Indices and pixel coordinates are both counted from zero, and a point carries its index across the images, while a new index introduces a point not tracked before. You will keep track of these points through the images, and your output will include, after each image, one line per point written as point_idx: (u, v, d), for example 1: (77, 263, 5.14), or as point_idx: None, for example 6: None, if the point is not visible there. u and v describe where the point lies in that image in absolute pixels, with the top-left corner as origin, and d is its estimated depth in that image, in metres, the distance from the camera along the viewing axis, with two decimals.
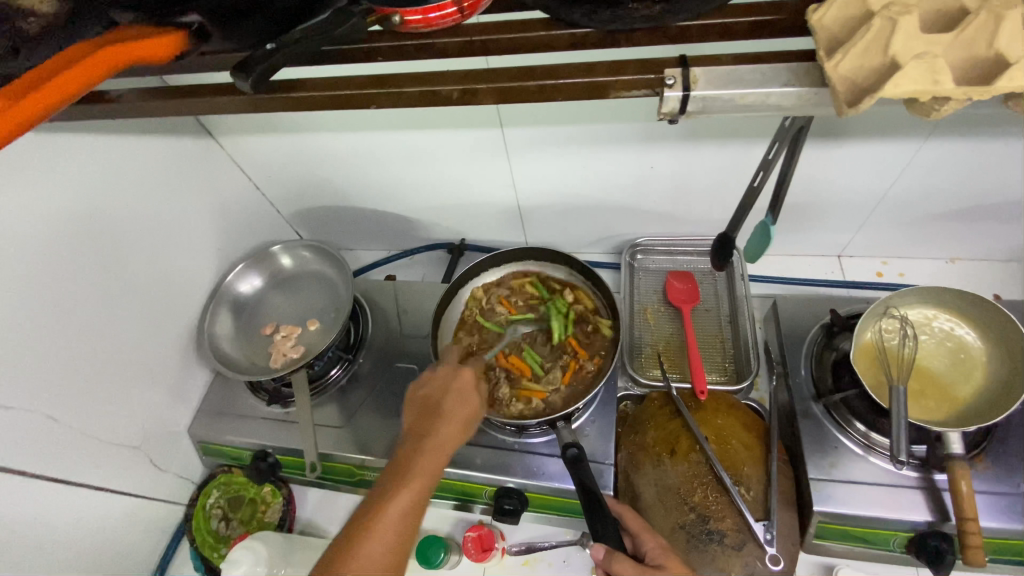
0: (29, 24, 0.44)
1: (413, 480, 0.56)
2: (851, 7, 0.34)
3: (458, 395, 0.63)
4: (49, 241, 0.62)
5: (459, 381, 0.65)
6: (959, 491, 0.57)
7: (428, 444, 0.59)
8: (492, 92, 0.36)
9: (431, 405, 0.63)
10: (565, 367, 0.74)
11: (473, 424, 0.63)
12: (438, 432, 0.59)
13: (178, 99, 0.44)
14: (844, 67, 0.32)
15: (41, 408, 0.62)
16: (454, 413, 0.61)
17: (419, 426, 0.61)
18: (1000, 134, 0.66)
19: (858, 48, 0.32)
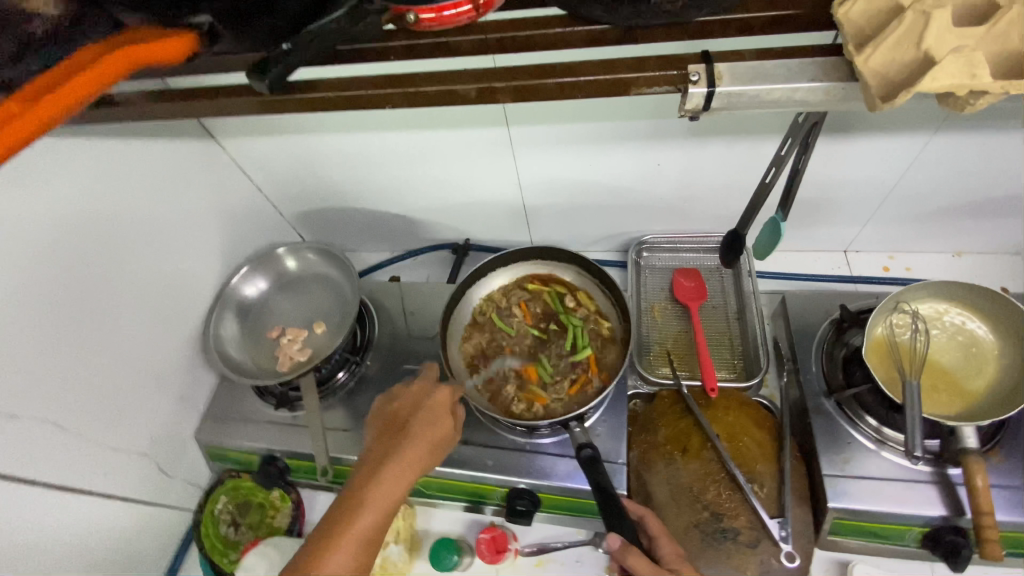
0: (34, 27, 0.43)
1: (373, 503, 0.54)
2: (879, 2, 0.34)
3: (428, 415, 0.62)
4: (54, 247, 0.62)
5: (435, 398, 0.64)
6: (975, 485, 0.57)
7: (392, 462, 0.57)
8: (511, 91, 0.35)
9: (400, 422, 0.62)
10: (573, 379, 0.73)
11: (444, 443, 0.61)
12: (403, 451, 0.58)
13: (188, 101, 0.43)
14: (875, 62, 0.32)
15: (49, 416, 0.61)
16: (424, 431, 0.60)
17: (386, 443, 0.60)
18: (1010, 127, 0.66)
19: (888, 44, 0.32)
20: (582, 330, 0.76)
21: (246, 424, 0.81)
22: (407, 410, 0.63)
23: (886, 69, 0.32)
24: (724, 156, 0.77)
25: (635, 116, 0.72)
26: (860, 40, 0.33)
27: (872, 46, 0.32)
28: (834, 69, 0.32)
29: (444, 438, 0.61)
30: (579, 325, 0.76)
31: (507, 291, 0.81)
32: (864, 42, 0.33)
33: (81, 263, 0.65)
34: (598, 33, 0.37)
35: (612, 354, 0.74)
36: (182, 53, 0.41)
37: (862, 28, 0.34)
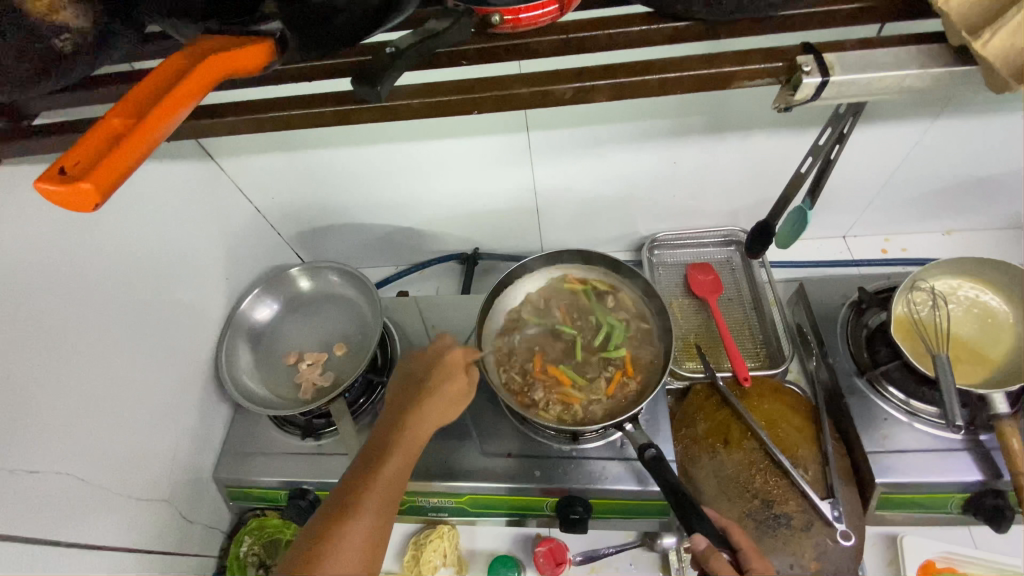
0: (61, 41, 0.39)
1: (396, 455, 0.58)
2: None
3: (446, 371, 0.65)
4: (63, 284, 0.56)
5: (449, 359, 0.66)
6: (1010, 448, 0.60)
7: (412, 416, 0.61)
8: (610, 89, 0.35)
9: (414, 380, 0.65)
10: (609, 378, 0.71)
11: (464, 398, 0.64)
12: (423, 407, 0.61)
13: (240, 113, 0.40)
14: (1003, 46, 0.32)
15: (69, 468, 0.56)
16: (439, 388, 0.63)
17: (407, 400, 0.63)
18: (1000, 110, 0.70)
19: (1010, 27, 0.32)
20: (616, 330, 0.75)
21: (268, 458, 0.76)
22: (427, 368, 0.66)
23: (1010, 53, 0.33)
24: (737, 150, 0.79)
25: (655, 115, 0.73)
26: (971, 26, 0.34)
27: (991, 31, 0.33)
28: (930, 57, 0.34)
29: (461, 393, 0.63)
30: (614, 325, 0.76)
31: (537, 294, 0.79)
32: (975, 29, 0.34)
33: (93, 299, 0.60)
34: (681, 29, 0.37)
35: (650, 356, 0.73)
36: (265, 61, 0.35)
37: (968, 15, 0.34)
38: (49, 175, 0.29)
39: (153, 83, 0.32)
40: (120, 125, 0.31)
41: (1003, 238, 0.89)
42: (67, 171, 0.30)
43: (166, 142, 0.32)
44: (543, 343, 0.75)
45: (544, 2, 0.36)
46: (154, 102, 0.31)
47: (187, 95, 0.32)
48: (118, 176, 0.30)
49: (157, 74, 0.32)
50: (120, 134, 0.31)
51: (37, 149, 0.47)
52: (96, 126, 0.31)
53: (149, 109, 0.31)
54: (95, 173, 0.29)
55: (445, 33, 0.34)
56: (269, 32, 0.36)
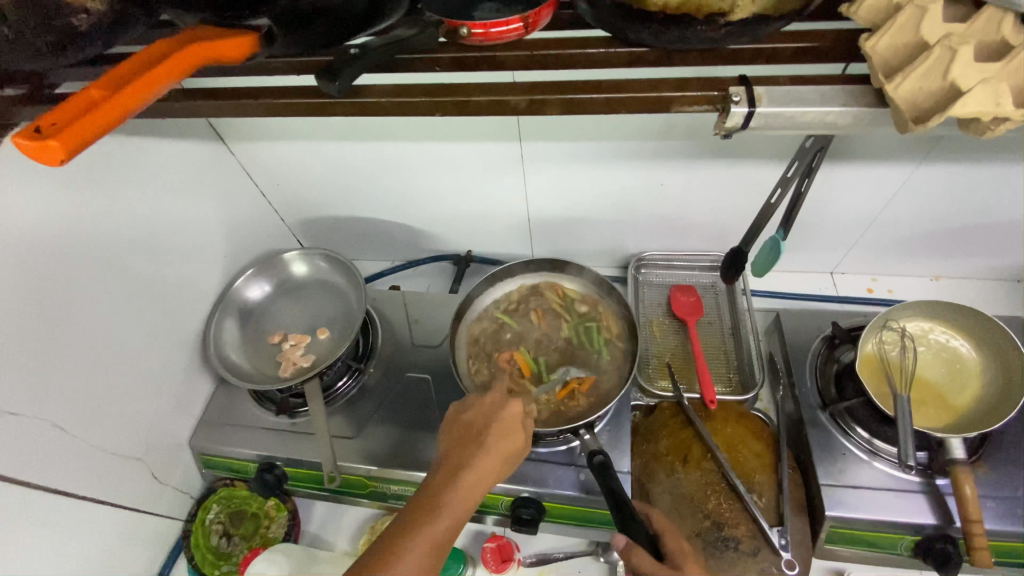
0: (78, 20, 0.43)
1: (447, 514, 0.55)
2: (906, 36, 0.36)
3: (503, 428, 0.61)
4: (68, 243, 0.61)
5: (507, 413, 0.63)
6: (964, 494, 0.59)
7: (471, 470, 0.58)
8: (560, 104, 0.37)
9: (474, 432, 0.61)
10: (563, 388, 0.72)
11: (517, 457, 0.61)
12: (478, 464, 0.58)
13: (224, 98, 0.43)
14: (905, 90, 0.34)
15: (48, 415, 0.59)
16: (498, 446, 0.60)
17: (464, 449, 0.60)
18: (984, 160, 0.71)
19: (919, 73, 0.34)
20: (591, 343, 0.77)
21: (243, 430, 0.79)
22: (485, 416, 0.63)
23: (916, 96, 0.34)
24: (724, 177, 0.81)
25: (643, 136, 0.76)
26: (888, 72, 0.36)
27: (904, 74, 0.34)
28: (860, 96, 0.36)
29: (517, 450, 0.61)
30: (591, 338, 0.77)
31: (515, 293, 0.83)
32: (892, 72, 0.35)
33: (93, 260, 0.64)
34: (637, 53, 0.40)
35: (617, 373, 0.73)
36: (248, 51, 0.38)
37: (890, 59, 0.36)
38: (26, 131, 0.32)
39: (136, 62, 0.35)
40: (98, 96, 0.34)
41: (991, 288, 0.89)
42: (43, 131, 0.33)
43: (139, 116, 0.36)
44: (516, 339, 0.78)
45: (508, 19, 0.39)
46: (132, 78, 0.35)
47: (160, 76, 0.35)
48: (90, 139, 0.33)
49: (142, 56, 0.36)
50: (95, 104, 0.34)
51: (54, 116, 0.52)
52: (77, 95, 0.34)
53: (126, 84, 0.34)
54: (64, 132, 0.32)
55: (408, 39, 0.38)
56: (257, 28, 0.40)
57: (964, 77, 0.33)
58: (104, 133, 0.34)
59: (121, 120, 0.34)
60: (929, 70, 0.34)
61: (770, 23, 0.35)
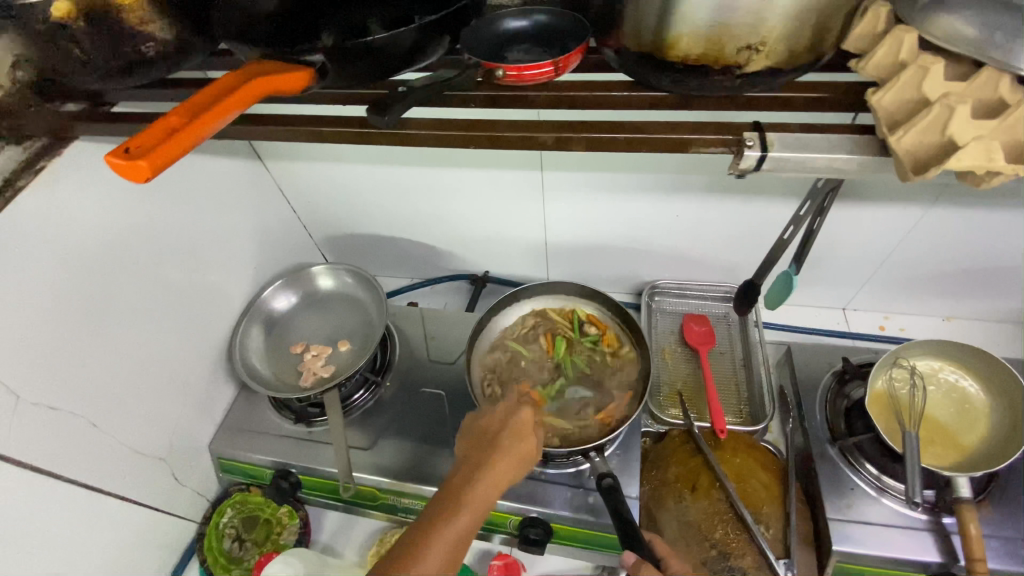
0: (146, 48, 0.47)
1: (467, 509, 0.57)
2: (908, 93, 0.38)
3: (517, 430, 0.64)
4: (115, 249, 0.65)
5: (521, 418, 0.66)
6: (969, 533, 0.60)
7: (487, 473, 0.60)
8: (583, 142, 0.40)
9: (489, 435, 0.65)
10: (596, 409, 0.74)
11: (529, 464, 0.63)
12: (495, 462, 0.60)
13: (276, 124, 0.47)
14: (906, 142, 0.36)
15: (82, 411, 0.63)
16: (513, 447, 0.62)
17: (478, 455, 0.62)
18: (995, 205, 0.73)
19: (919, 127, 0.36)
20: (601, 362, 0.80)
21: (261, 437, 0.81)
22: (498, 425, 0.66)
23: (915, 150, 0.37)
24: (737, 212, 0.83)
25: (660, 170, 0.79)
26: (892, 125, 0.38)
27: (904, 128, 0.37)
28: (867, 145, 0.38)
29: (529, 455, 0.63)
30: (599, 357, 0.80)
31: (528, 319, 0.85)
32: (895, 125, 0.38)
33: (136, 266, 0.68)
34: (659, 97, 0.43)
35: (628, 401, 0.73)
36: (304, 84, 0.43)
37: (894, 113, 0.39)
38: (117, 153, 0.35)
39: (208, 93, 0.39)
40: (176, 122, 0.38)
41: (1006, 330, 0.89)
42: (130, 152, 0.36)
43: (211, 139, 0.39)
44: (529, 370, 0.80)
45: (540, 63, 0.42)
46: (207, 107, 0.38)
47: (231, 104, 0.38)
48: (170, 159, 0.36)
49: (214, 87, 0.40)
50: (175, 129, 0.37)
51: (119, 132, 0.57)
52: (158, 121, 0.38)
53: (201, 112, 0.38)
54: (152, 153, 0.35)
55: (450, 80, 0.41)
56: (311, 62, 0.43)
57: (961, 133, 0.35)
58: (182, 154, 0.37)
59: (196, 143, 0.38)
60: (928, 126, 0.36)
61: (783, 73, 0.38)
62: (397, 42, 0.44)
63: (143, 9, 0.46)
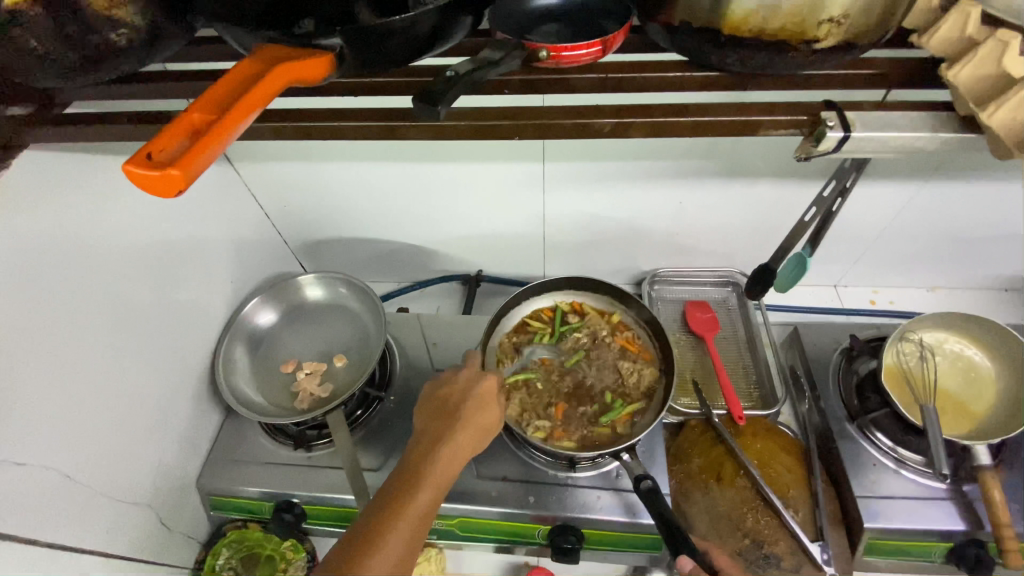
0: (117, 36, 0.40)
1: (427, 489, 0.53)
2: (988, 66, 0.39)
3: (479, 403, 0.61)
4: (78, 273, 0.56)
5: (482, 388, 0.62)
6: (993, 500, 0.61)
7: (446, 447, 0.56)
8: (646, 127, 0.38)
9: (448, 406, 0.61)
10: (631, 369, 0.75)
11: (490, 433, 0.61)
12: (457, 436, 0.57)
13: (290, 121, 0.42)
14: (1001, 118, 0.37)
15: (54, 462, 0.54)
16: (473, 419, 0.59)
17: (436, 427, 0.59)
18: (982, 177, 0.76)
19: (1013, 102, 0.37)
20: (589, 338, 0.78)
21: (254, 467, 0.74)
22: (457, 395, 0.62)
23: (1014, 123, 0.37)
24: (737, 195, 0.83)
25: (663, 156, 0.77)
26: (978, 99, 0.39)
27: (998, 105, 0.37)
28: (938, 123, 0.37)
29: (491, 427, 0.60)
30: (584, 339, 0.78)
31: (508, 343, 0.79)
32: (984, 101, 0.38)
33: (102, 291, 0.59)
34: (711, 78, 0.41)
35: (649, 367, 0.75)
36: (323, 73, 0.38)
37: (974, 87, 0.39)
38: (139, 159, 0.31)
39: (227, 85, 0.35)
40: (200, 119, 0.34)
41: (984, 297, 0.93)
42: (152, 159, 0.32)
43: (241, 139, 0.34)
44: (545, 398, 0.73)
45: (588, 43, 0.39)
46: (232, 101, 0.34)
47: (257, 98, 0.34)
48: (200, 164, 0.32)
49: (229, 76, 0.35)
50: (199, 128, 0.33)
51: (81, 138, 0.49)
52: (177, 120, 0.33)
53: (227, 107, 0.34)
54: (184, 160, 0.31)
55: (499, 63, 0.36)
56: (330, 47, 0.39)
57: None
58: (212, 157, 0.33)
59: (227, 146, 0.34)
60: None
61: (850, 49, 0.36)
62: (418, 25, 0.39)
63: None
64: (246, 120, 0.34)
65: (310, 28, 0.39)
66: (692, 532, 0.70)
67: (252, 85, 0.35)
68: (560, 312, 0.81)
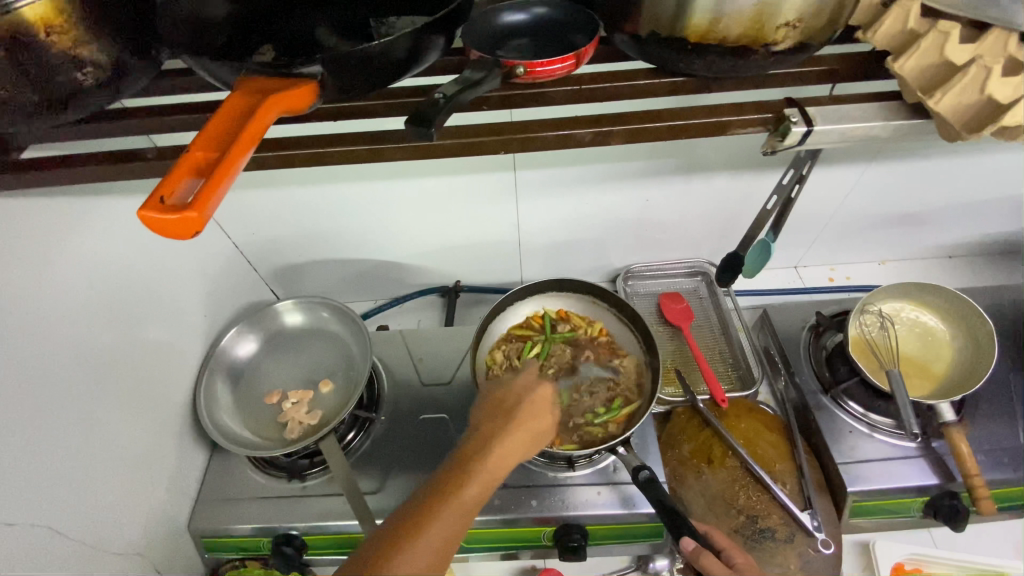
0: (83, 76, 0.39)
1: (474, 490, 0.49)
2: (930, 57, 0.43)
3: (534, 406, 0.57)
4: (47, 321, 0.54)
5: (539, 393, 0.59)
6: (961, 453, 0.66)
7: (498, 450, 0.52)
8: (624, 134, 0.41)
9: (504, 404, 0.58)
10: (615, 366, 0.78)
11: (541, 442, 0.57)
12: (511, 439, 0.54)
13: (279, 153, 0.43)
14: (944, 104, 0.42)
15: (40, 520, 0.51)
16: (528, 423, 0.56)
17: (490, 427, 0.55)
18: (918, 156, 0.82)
19: (955, 91, 0.42)
20: (573, 339, 0.81)
21: (246, 503, 0.72)
22: (516, 395, 0.59)
23: (958, 108, 0.42)
24: (700, 190, 0.86)
25: (629, 158, 0.80)
26: (922, 86, 0.44)
27: (941, 92, 0.42)
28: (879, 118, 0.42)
29: (546, 432, 0.56)
30: (569, 340, 0.81)
31: (496, 351, 0.80)
32: (927, 88, 0.43)
33: (74, 338, 0.57)
34: (678, 83, 0.44)
35: (635, 363, 0.78)
36: (309, 101, 0.39)
37: (916, 78, 0.44)
38: (153, 203, 0.32)
39: (224, 122, 0.36)
40: (202, 157, 0.34)
41: (929, 266, 1.01)
42: (166, 202, 0.32)
43: (245, 171, 0.35)
44: None
45: (562, 57, 0.40)
46: (231, 137, 0.35)
47: (256, 130, 0.35)
48: (214, 203, 0.33)
49: (226, 113, 0.36)
50: (206, 165, 0.34)
51: (45, 182, 0.48)
52: (181, 160, 0.34)
53: (229, 143, 0.34)
54: (200, 201, 0.31)
55: (481, 83, 0.38)
56: (311, 75, 0.38)
57: (998, 91, 0.41)
58: (223, 195, 0.33)
59: (234, 182, 0.34)
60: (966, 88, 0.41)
61: (805, 49, 0.39)
62: (392, 50, 0.39)
63: (72, 24, 0.37)
64: (249, 153, 0.35)
65: (269, 54, 0.41)
66: (690, 516, 0.72)
67: (248, 118, 0.35)
68: (544, 315, 0.83)
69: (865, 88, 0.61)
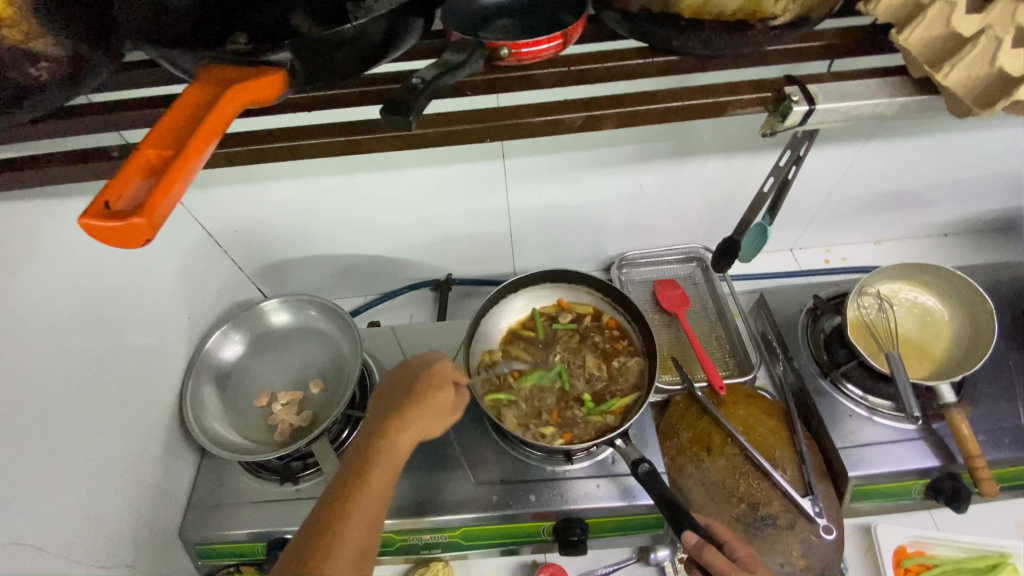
0: (37, 70, 0.36)
1: (377, 475, 0.55)
2: (936, 29, 0.41)
3: (434, 382, 0.61)
4: (18, 331, 0.51)
5: (438, 368, 0.62)
6: (961, 435, 0.66)
7: (396, 432, 0.57)
8: (616, 118, 0.40)
9: (402, 389, 0.62)
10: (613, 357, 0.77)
11: (450, 413, 0.60)
12: (409, 419, 0.58)
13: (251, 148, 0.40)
14: (953, 76, 0.42)
15: (19, 537, 0.49)
16: (425, 401, 0.59)
17: (389, 411, 0.60)
18: (914, 134, 0.80)
19: (965, 62, 0.41)
20: (570, 329, 0.80)
21: (237, 508, 0.70)
22: (412, 377, 0.63)
23: (967, 81, 0.42)
24: (695, 174, 0.84)
25: (621, 142, 0.78)
26: (931, 58, 0.43)
27: (950, 65, 0.41)
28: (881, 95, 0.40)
29: (449, 406, 0.60)
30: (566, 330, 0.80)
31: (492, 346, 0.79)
32: (937, 60, 0.43)
33: (49, 347, 0.54)
34: (672, 62, 0.42)
35: (633, 354, 0.76)
36: (278, 92, 0.37)
37: (923, 50, 0.43)
38: (97, 209, 0.30)
39: (181, 117, 0.33)
40: (155, 155, 0.32)
41: (924, 245, 1.00)
42: (112, 208, 0.30)
43: (204, 170, 0.33)
44: (537, 392, 0.74)
45: (547, 36, 0.39)
46: (188, 134, 0.32)
47: (213, 127, 0.33)
48: (165, 207, 0.31)
49: (183, 108, 0.34)
50: (157, 165, 0.32)
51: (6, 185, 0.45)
52: (131, 159, 0.32)
53: (185, 140, 0.32)
54: (148, 207, 0.29)
55: (463, 65, 0.35)
56: (280, 62, 0.36)
57: (1009, 64, 0.40)
58: (176, 198, 0.31)
59: (188, 184, 0.32)
60: (976, 60, 0.41)
61: (806, 23, 0.37)
62: (368, 32, 0.37)
63: (23, 18, 0.35)
64: (206, 152, 0.33)
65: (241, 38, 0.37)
66: (690, 506, 0.71)
67: (205, 114, 0.33)
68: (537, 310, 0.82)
69: (862, 65, 0.59)
